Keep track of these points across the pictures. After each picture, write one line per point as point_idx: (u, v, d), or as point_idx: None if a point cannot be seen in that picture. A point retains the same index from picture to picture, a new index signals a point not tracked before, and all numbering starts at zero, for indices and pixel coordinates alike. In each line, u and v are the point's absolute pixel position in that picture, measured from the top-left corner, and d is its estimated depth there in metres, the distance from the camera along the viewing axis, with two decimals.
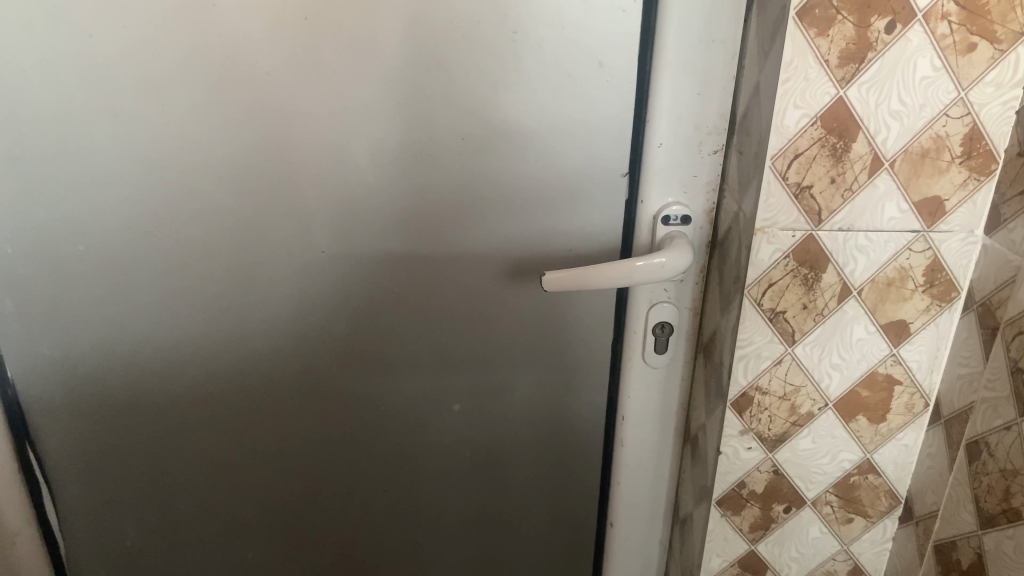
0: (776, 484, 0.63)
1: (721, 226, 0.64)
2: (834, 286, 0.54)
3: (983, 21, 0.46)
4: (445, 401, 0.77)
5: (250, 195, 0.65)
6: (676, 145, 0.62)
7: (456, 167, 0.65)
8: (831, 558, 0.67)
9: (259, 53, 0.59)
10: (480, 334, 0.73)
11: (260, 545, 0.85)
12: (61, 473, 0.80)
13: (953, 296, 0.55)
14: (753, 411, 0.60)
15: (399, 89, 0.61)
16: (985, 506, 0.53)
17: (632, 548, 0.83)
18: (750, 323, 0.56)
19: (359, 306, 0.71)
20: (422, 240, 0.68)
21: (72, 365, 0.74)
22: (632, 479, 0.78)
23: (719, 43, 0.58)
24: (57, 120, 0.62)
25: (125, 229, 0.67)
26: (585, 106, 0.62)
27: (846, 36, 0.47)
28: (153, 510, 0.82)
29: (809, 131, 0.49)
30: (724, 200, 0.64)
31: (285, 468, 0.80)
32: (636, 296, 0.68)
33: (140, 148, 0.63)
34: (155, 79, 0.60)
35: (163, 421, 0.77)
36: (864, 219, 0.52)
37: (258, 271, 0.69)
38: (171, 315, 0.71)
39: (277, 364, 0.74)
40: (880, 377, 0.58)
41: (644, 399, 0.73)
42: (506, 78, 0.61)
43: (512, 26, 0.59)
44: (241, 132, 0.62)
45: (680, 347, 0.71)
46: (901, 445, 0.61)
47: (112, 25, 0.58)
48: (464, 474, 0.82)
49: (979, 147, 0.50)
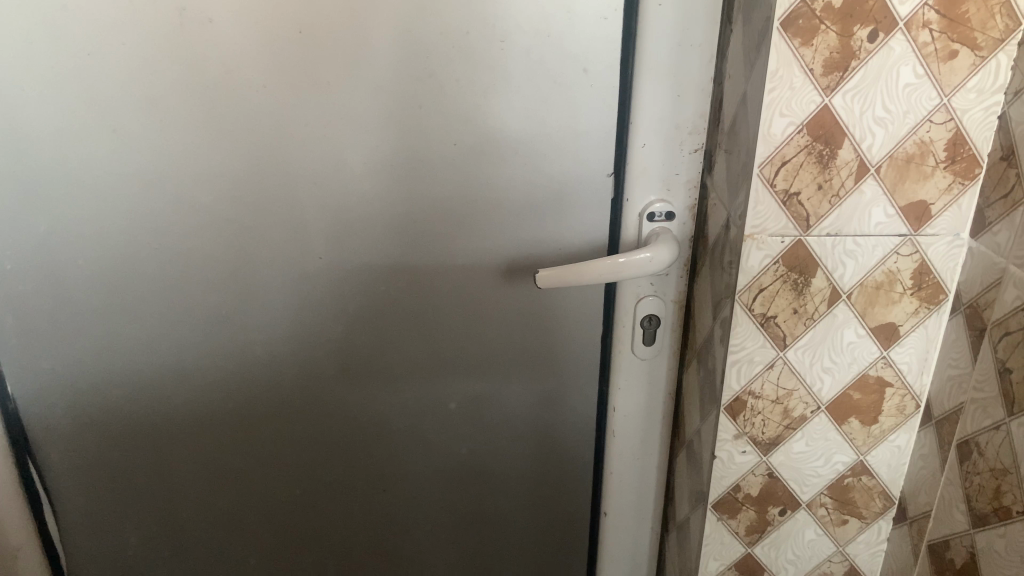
0: (771, 487, 0.64)
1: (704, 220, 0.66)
2: (823, 291, 0.55)
3: (964, 29, 0.47)
4: (441, 401, 0.78)
5: (246, 205, 0.66)
6: (658, 145, 0.63)
7: (447, 174, 0.65)
8: (827, 560, 0.68)
9: (254, 68, 0.60)
10: (475, 337, 0.74)
11: (261, 549, 0.86)
12: (61, 486, 0.80)
13: (940, 299, 0.56)
14: (746, 415, 0.60)
15: (390, 101, 0.62)
16: (977, 505, 0.53)
17: (625, 539, 0.85)
18: (741, 328, 0.57)
19: (354, 313, 0.72)
20: (415, 246, 0.69)
21: (72, 378, 0.74)
22: (621, 465, 0.79)
23: (696, 46, 0.59)
24: (55, 137, 0.63)
25: (123, 242, 0.67)
26: (572, 112, 0.63)
27: (830, 46, 0.48)
28: (155, 519, 0.83)
29: (795, 139, 0.50)
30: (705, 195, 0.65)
31: (285, 471, 0.80)
32: (622, 290, 0.69)
33: (137, 163, 0.64)
34: (151, 95, 0.61)
35: (162, 430, 0.77)
36: (852, 224, 0.53)
37: (254, 279, 0.69)
38: (169, 325, 0.72)
39: (274, 371, 0.75)
40: (871, 379, 0.59)
41: (633, 390, 0.75)
42: (495, 86, 0.62)
43: (500, 35, 0.60)
44: (236, 146, 0.63)
45: (666, 338, 0.72)
46: (894, 446, 0.62)
47: (108, 42, 0.59)
48: (462, 475, 0.82)
49: (963, 152, 0.51)
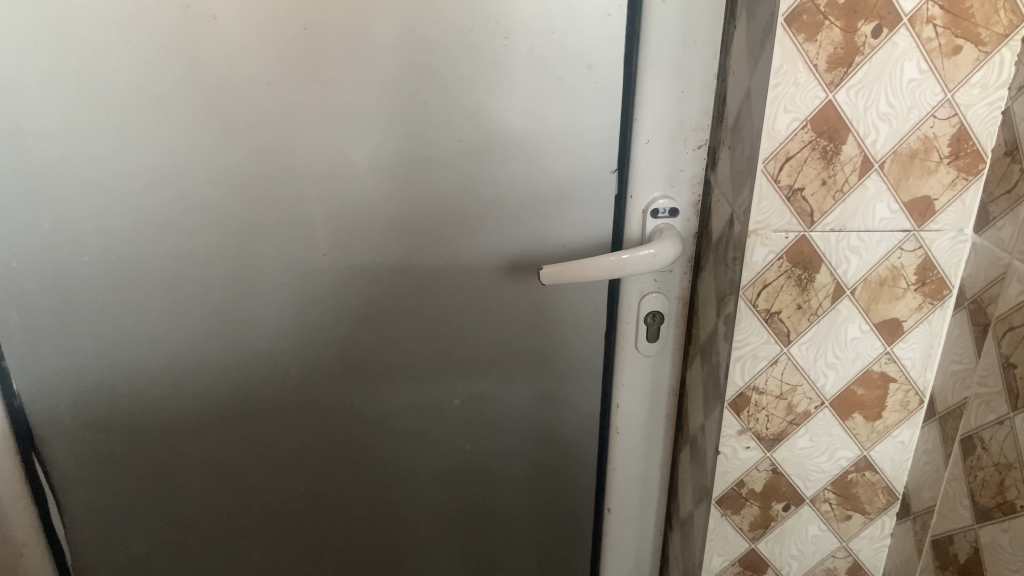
0: (775, 483, 0.64)
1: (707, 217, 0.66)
2: (827, 286, 0.55)
3: (968, 24, 0.47)
4: (444, 398, 0.78)
5: (250, 202, 0.66)
6: (662, 141, 0.63)
7: (451, 171, 0.66)
8: (830, 556, 0.68)
9: (257, 65, 0.60)
10: (478, 334, 0.74)
11: (266, 547, 0.86)
12: (67, 484, 0.80)
13: (944, 294, 0.56)
14: (750, 411, 0.61)
15: (394, 98, 0.62)
16: (981, 500, 0.53)
17: (628, 536, 0.85)
18: (745, 324, 0.57)
19: (358, 310, 0.72)
20: (419, 243, 0.69)
21: (77, 376, 0.75)
22: (625, 462, 0.79)
23: (700, 43, 0.59)
24: (60, 135, 0.63)
25: (127, 239, 0.67)
26: (575, 109, 0.63)
27: (834, 41, 0.48)
28: (159, 517, 0.83)
29: (799, 135, 0.50)
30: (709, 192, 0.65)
31: (290, 468, 0.80)
32: (626, 286, 0.69)
33: (142, 160, 0.64)
34: (156, 92, 0.61)
35: (166, 427, 0.78)
36: (856, 220, 0.53)
37: (257, 276, 0.69)
38: (174, 323, 0.72)
39: (278, 368, 0.75)
40: (875, 374, 0.59)
41: (636, 387, 0.75)
42: (498, 83, 0.62)
43: (503, 32, 0.60)
44: (240, 143, 0.63)
45: (670, 335, 0.72)
46: (897, 442, 0.62)
47: (112, 40, 0.59)
48: (465, 471, 0.83)
49: (967, 148, 0.51)
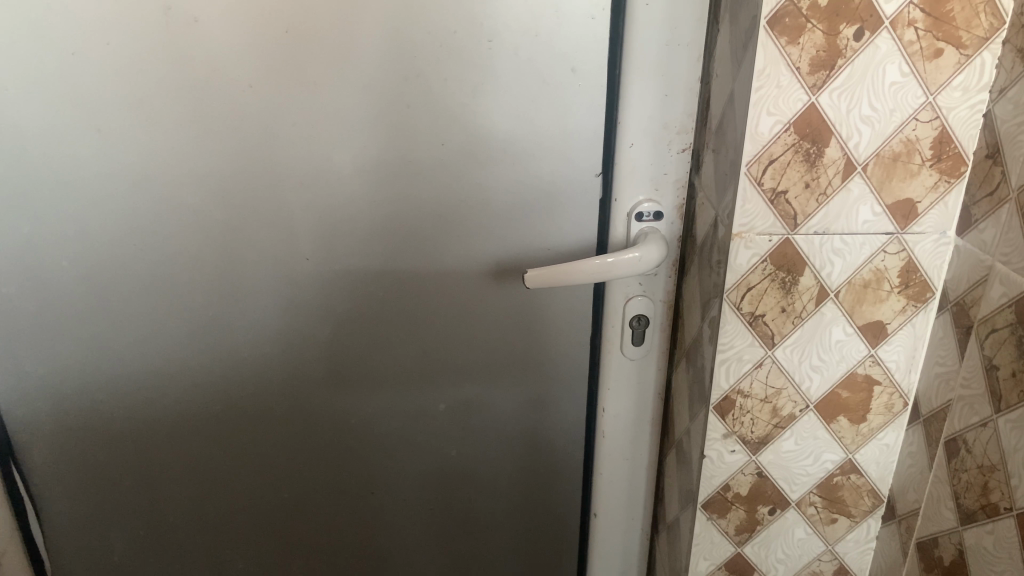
0: (761, 486, 0.64)
1: (692, 220, 0.65)
2: (811, 288, 0.55)
3: (949, 27, 0.47)
4: (430, 402, 0.77)
5: (233, 206, 0.65)
6: (647, 144, 0.63)
7: (434, 176, 0.65)
8: (816, 559, 0.68)
9: (239, 69, 0.60)
10: (464, 338, 0.74)
11: (248, 554, 0.85)
12: (46, 491, 0.79)
13: (928, 297, 0.56)
14: (735, 413, 0.60)
15: (377, 100, 0.62)
16: (965, 502, 0.53)
17: (615, 539, 0.84)
18: (730, 327, 0.57)
19: (342, 314, 0.71)
20: (402, 248, 0.68)
21: (57, 382, 0.74)
22: (612, 466, 0.79)
23: (684, 46, 0.59)
24: (40, 137, 0.62)
25: (108, 243, 0.66)
26: (560, 112, 0.63)
27: (816, 44, 0.48)
28: (141, 523, 0.82)
29: (782, 137, 0.50)
30: (693, 194, 0.65)
31: (273, 474, 0.80)
32: (612, 289, 0.69)
33: (123, 163, 0.63)
34: (138, 94, 0.60)
35: (148, 433, 0.77)
36: (839, 223, 0.53)
37: (241, 281, 0.69)
38: (155, 328, 0.71)
39: (260, 372, 0.74)
40: (859, 377, 0.59)
41: (622, 391, 0.74)
42: (483, 85, 0.61)
43: (487, 34, 0.59)
44: (223, 147, 0.63)
45: (655, 338, 0.72)
46: (882, 444, 0.62)
47: (92, 41, 0.58)
48: (451, 477, 0.82)
49: (949, 151, 0.51)
